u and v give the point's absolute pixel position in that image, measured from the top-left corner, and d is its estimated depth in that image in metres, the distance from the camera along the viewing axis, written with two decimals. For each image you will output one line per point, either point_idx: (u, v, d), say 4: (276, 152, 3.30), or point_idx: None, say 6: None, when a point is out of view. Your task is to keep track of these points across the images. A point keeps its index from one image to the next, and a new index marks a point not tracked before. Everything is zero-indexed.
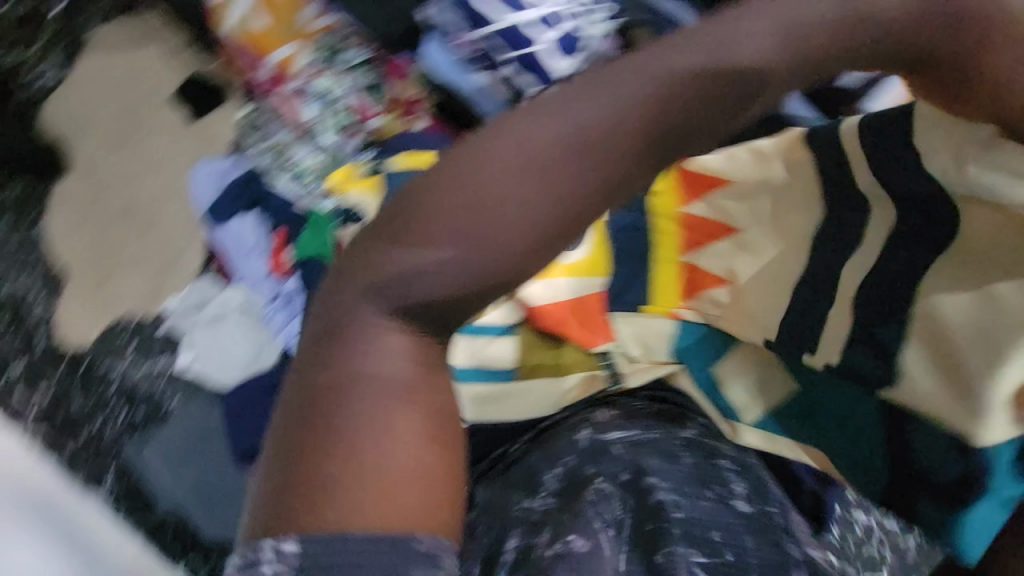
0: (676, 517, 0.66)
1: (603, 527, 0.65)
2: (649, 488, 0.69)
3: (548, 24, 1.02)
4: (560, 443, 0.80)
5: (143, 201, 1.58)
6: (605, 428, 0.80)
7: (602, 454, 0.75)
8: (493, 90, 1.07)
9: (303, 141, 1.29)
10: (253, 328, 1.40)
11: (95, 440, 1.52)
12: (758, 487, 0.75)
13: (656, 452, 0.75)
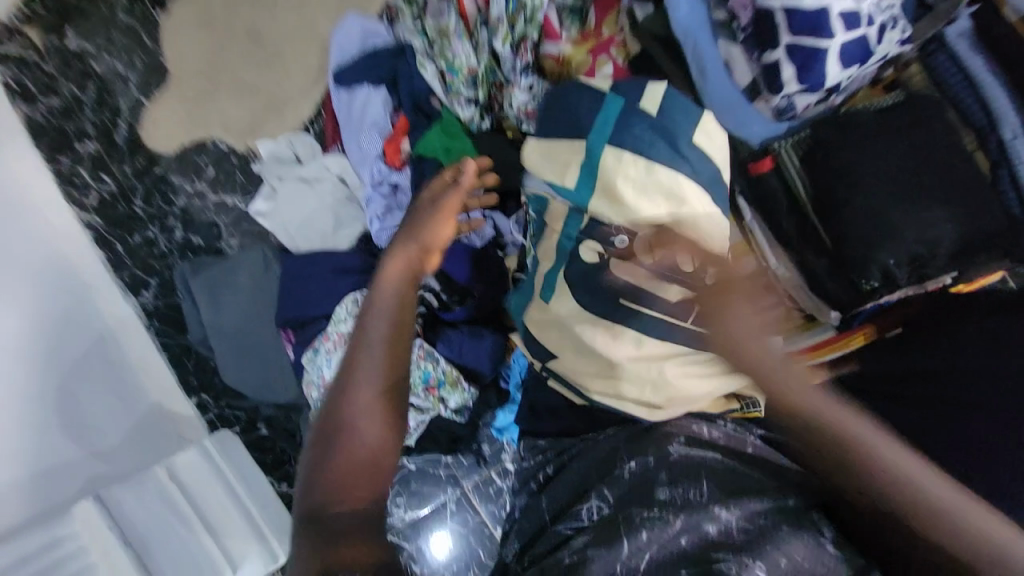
0: (737, 535, 0.76)
1: (642, 539, 0.77)
2: (711, 519, 0.77)
3: (848, 24, 0.93)
4: (651, 449, 0.85)
5: (273, 31, 1.48)
6: (697, 454, 0.84)
7: (687, 476, 0.81)
8: (736, 67, 1.01)
9: (467, 36, 1.19)
10: (343, 204, 1.35)
11: (146, 247, 1.50)
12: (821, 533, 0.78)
13: (726, 482, 0.81)
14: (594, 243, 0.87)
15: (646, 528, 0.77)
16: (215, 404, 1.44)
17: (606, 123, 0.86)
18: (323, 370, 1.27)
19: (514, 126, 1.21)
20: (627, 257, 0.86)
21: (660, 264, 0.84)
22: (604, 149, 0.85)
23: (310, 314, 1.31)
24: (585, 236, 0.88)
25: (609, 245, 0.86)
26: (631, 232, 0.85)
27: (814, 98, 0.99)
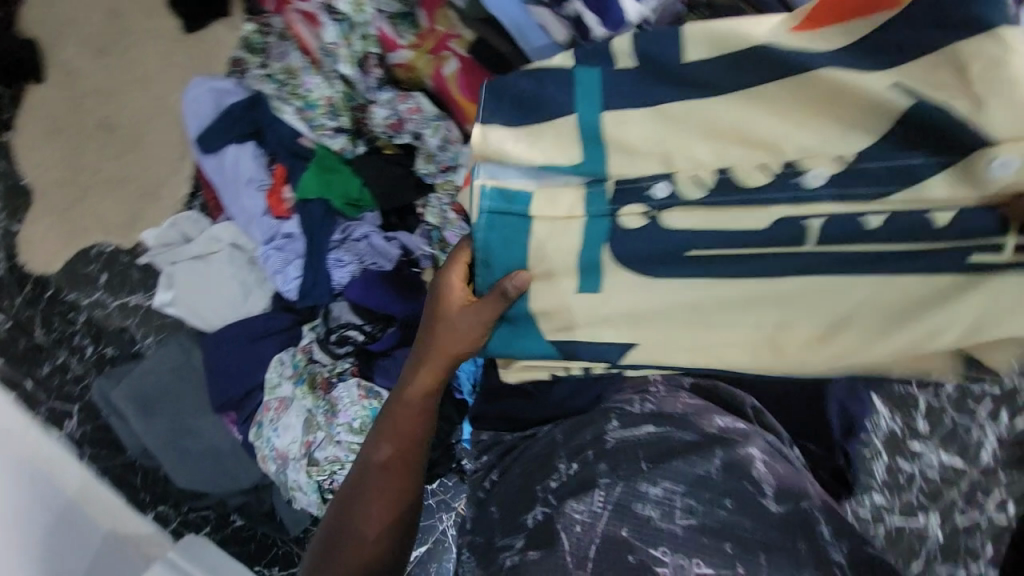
0: (681, 520, 0.61)
1: (584, 526, 0.62)
2: (652, 500, 0.62)
3: None
4: (585, 436, 0.71)
5: (125, 119, 1.42)
6: (634, 429, 0.70)
7: (625, 458, 0.66)
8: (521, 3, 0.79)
9: (315, 69, 1.18)
10: (244, 269, 1.30)
11: (58, 374, 1.42)
12: (789, 473, 0.66)
13: (679, 448, 0.67)
14: (635, 206, 0.66)
15: (581, 516, 0.63)
16: (176, 512, 1.38)
17: (590, 93, 0.69)
18: (274, 441, 1.21)
19: (388, 142, 1.18)
20: (679, 205, 0.65)
21: (715, 195, 0.63)
22: (602, 118, 0.68)
23: (244, 388, 1.26)
24: (617, 205, 0.67)
25: (652, 202, 0.66)
26: (669, 174, 0.65)
27: None
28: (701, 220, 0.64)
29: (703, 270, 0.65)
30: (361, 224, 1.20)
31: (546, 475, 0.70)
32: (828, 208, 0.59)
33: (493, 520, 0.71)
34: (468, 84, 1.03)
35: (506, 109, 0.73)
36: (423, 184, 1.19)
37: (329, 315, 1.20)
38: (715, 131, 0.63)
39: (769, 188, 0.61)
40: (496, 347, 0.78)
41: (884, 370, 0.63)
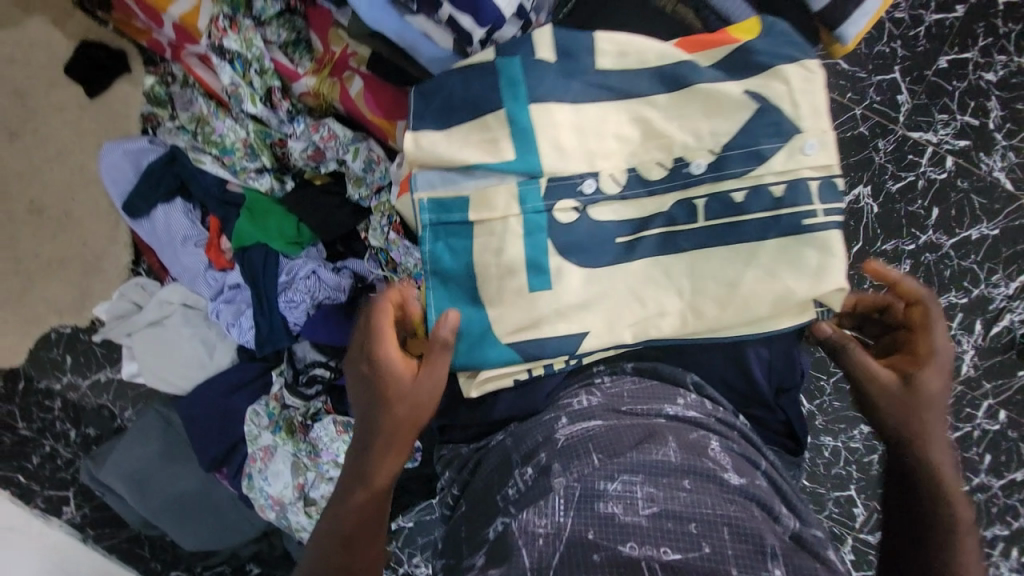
0: (644, 509, 0.56)
1: (549, 533, 0.56)
2: (612, 496, 0.57)
3: None
4: (536, 438, 0.68)
5: (48, 197, 1.38)
6: (584, 423, 0.67)
7: (577, 454, 0.63)
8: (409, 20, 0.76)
9: (223, 113, 1.14)
10: (203, 326, 1.28)
11: (47, 464, 1.40)
12: (743, 451, 0.67)
13: (635, 434, 0.64)
14: (567, 199, 0.68)
15: (543, 526, 0.56)
16: (190, 573, 1.39)
17: (515, 84, 0.68)
18: (266, 489, 1.19)
19: (315, 173, 1.15)
20: (606, 201, 0.69)
21: (633, 189, 0.69)
22: (530, 114, 0.68)
23: (224, 445, 1.24)
24: (552, 200, 0.68)
25: (582, 195, 0.68)
26: (595, 171, 0.68)
27: (516, 30, 0.73)
28: (623, 210, 0.69)
29: (628, 254, 0.69)
30: (305, 261, 1.16)
31: (504, 482, 0.67)
32: (708, 189, 0.68)
33: (455, 543, 0.67)
34: (376, 102, 1.01)
35: (438, 109, 0.70)
36: (360, 209, 1.15)
37: (294, 356, 1.19)
38: (625, 133, 0.69)
39: (662, 182, 0.69)
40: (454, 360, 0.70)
41: (772, 320, 0.69)
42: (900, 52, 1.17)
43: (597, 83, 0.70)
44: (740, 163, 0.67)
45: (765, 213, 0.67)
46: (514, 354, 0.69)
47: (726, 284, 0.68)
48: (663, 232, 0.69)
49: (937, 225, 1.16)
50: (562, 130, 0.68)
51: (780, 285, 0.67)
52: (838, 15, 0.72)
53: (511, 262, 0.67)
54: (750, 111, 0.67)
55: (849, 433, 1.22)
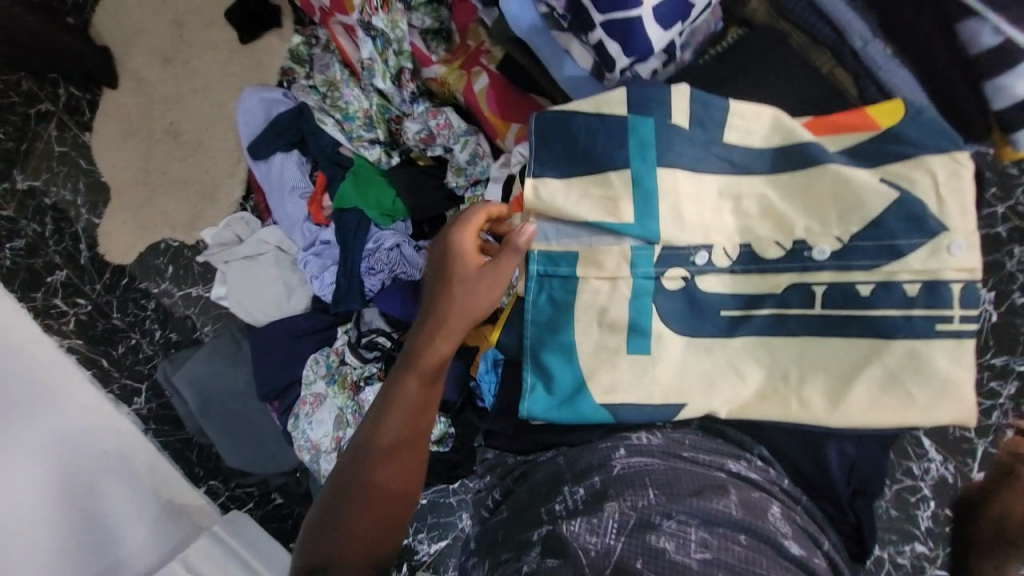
0: (697, 553, 0.55)
1: (599, 552, 0.56)
2: (665, 532, 0.57)
3: None
4: (590, 461, 0.68)
5: (187, 124, 1.54)
6: (641, 456, 0.66)
7: (632, 484, 0.63)
8: (553, 37, 0.79)
9: (354, 81, 1.22)
10: (288, 270, 1.39)
11: (131, 355, 1.57)
12: (806, 528, 0.65)
13: (695, 481, 0.63)
14: (678, 268, 0.67)
15: (593, 542, 0.57)
16: (225, 486, 1.52)
17: (645, 144, 0.68)
18: (308, 433, 1.28)
19: (420, 154, 1.20)
20: (716, 272, 0.67)
21: (746, 264, 0.67)
22: (656, 178, 0.67)
23: (282, 383, 1.34)
24: (663, 268, 0.67)
25: (692, 265, 0.67)
26: (709, 242, 0.67)
27: (659, 63, 0.73)
28: (734, 284, 0.67)
29: (733, 330, 0.67)
30: (393, 233, 1.23)
31: (552, 495, 0.67)
32: (830, 278, 0.64)
33: (497, 542, 0.68)
34: (498, 101, 1.04)
35: (556, 152, 0.71)
36: (454, 196, 1.20)
37: (361, 319, 1.25)
38: (745, 206, 0.67)
39: (783, 262, 0.65)
40: (537, 409, 0.70)
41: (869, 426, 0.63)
42: None
43: (714, 135, 0.68)
44: (869, 257, 0.63)
45: (896, 312, 0.62)
46: (602, 412, 0.68)
47: (837, 384, 0.64)
48: (772, 314, 0.66)
49: None
50: (681, 178, 0.67)
51: (887, 390, 0.62)
52: (1015, 119, 0.67)
53: (612, 322, 0.68)
54: (890, 201, 0.62)
55: (900, 546, 1.13)
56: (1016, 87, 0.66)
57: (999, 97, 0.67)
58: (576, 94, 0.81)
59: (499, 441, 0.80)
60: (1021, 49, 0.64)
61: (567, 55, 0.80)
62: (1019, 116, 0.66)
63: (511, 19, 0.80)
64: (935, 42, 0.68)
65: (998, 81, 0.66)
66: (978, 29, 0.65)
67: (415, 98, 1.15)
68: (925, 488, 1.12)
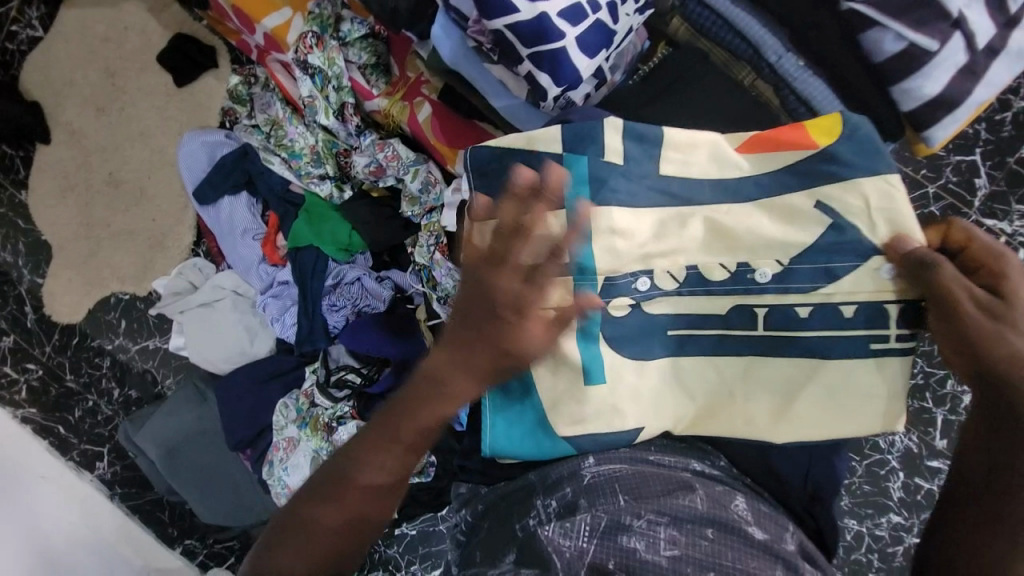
0: (665, 550, 0.59)
1: (573, 554, 0.60)
2: (636, 532, 0.60)
3: (585, 7, 0.68)
4: (562, 471, 0.68)
5: (128, 172, 1.48)
6: (611, 463, 0.67)
7: (603, 494, 0.64)
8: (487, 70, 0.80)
9: (297, 119, 1.21)
10: (249, 313, 1.35)
11: (88, 418, 1.50)
12: (772, 511, 0.66)
13: (664, 483, 0.65)
14: (622, 297, 0.69)
15: (567, 544, 0.61)
16: (203, 543, 1.46)
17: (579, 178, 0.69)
18: (284, 479, 1.24)
19: (373, 186, 1.19)
20: (656, 297, 0.69)
21: (694, 286, 0.69)
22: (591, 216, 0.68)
23: (252, 432, 1.30)
24: (608, 298, 0.69)
25: (636, 293, 0.69)
26: (649, 267, 0.69)
27: (590, 88, 0.74)
28: (680, 306, 0.69)
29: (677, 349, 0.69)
30: (352, 267, 1.22)
31: (526, 511, 0.68)
32: (768, 298, 0.68)
33: (474, 557, 0.69)
34: (442, 129, 1.04)
35: (502, 187, 0.72)
36: (410, 225, 1.19)
37: (328, 357, 1.24)
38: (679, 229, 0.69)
39: (724, 284, 0.68)
40: (499, 444, 0.70)
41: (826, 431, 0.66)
42: (982, 134, 1.11)
43: (650, 158, 0.71)
44: (808, 279, 0.67)
45: (822, 331, 0.67)
46: (566, 444, 0.68)
47: (781, 398, 0.67)
48: (717, 335, 0.68)
49: None
50: (617, 207, 0.69)
51: (828, 394, 0.66)
52: (930, 118, 0.71)
53: (566, 356, 0.67)
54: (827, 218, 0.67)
55: (876, 520, 1.18)
56: (925, 86, 0.69)
57: (907, 99, 0.70)
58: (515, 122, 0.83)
59: (472, 471, 0.78)
60: (927, 51, 0.68)
61: (502, 85, 0.81)
62: (930, 117, 0.71)
63: (443, 55, 0.81)
64: (843, 52, 0.72)
65: (902, 86, 0.70)
66: (881, 35, 0.69)
67: (360, 132, 1.13)
68: (892, 460, 1.17)
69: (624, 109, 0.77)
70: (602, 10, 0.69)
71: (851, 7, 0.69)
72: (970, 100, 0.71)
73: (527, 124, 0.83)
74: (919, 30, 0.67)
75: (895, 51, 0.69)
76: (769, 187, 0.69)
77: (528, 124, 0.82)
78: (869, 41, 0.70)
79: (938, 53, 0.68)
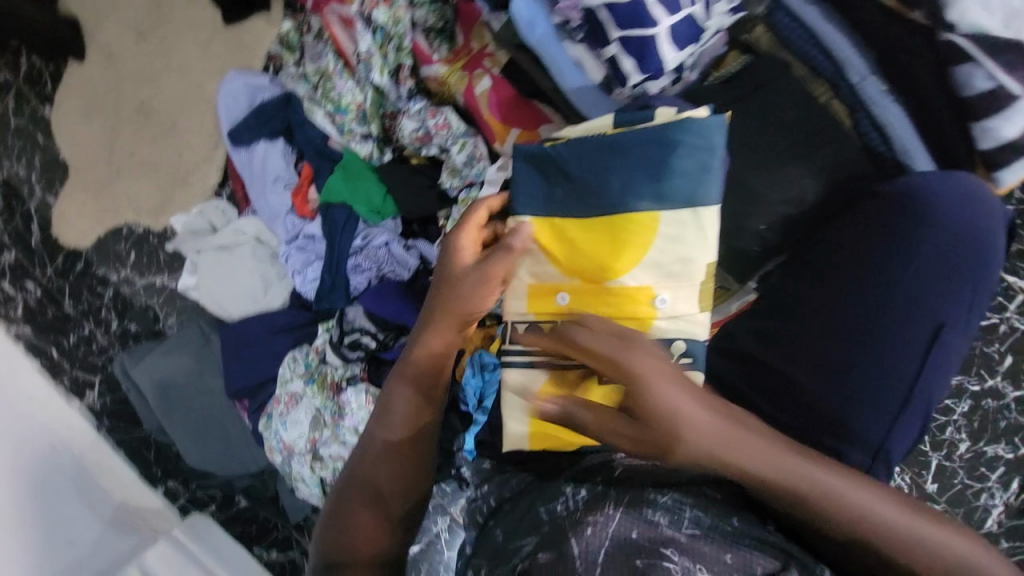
0: (687, 528, 0.59)
1: (599, 522, 0.58)
2: (661, 506, 0.60)
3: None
4: (594, 461, 0.70)
5: (160, 103, 1.45)
6: (642, 460, 0.68)
7: (634, 483, 0.64)
8: (566, 49, 0.80)
9: (348, 73, 1.19)
10: (267, 263, 1.33)
11: (83, 346, 1.46)
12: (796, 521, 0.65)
13: (691, 477, 0.66)
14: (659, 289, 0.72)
15: (593, 516, 0.59)
16: (185, 489, 1.44)
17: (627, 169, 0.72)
18: (282, 433, 1.23)
19: (415, 152, 1.18)
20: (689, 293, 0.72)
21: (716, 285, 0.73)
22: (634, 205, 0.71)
23: (255, 382, 1.28)
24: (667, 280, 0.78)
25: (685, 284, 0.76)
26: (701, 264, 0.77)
27: (667, 82, 0.75)
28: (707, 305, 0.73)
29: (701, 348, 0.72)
30: (381, 231, 1.19)
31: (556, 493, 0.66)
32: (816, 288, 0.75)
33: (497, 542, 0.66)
34: (499, 105, 1.04)
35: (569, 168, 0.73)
36: (446, 197, 1.17)
37: (344, 316, 1.22)
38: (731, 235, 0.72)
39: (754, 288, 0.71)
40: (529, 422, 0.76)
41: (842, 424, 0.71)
42: (1018, 193, 1.14)
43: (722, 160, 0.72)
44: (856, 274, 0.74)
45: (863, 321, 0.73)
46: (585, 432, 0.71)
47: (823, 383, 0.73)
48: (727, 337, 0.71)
49: (1006, 373, 1.16)
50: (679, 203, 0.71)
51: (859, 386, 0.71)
52: (1001, 159, 0.74)
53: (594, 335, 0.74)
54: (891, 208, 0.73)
55: None
56: (1005, 129, 0.72)
57: (986, 138, 0.73)
58: (583, 106, 0.82)
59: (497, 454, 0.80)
60: (1013, 95, 0.71)
61: (577, 66, 0.81)
62: (1005, 159, 0.74)
63: (521, 27, 0.80)
64: (929, 81, 0.76)
65: (985, 123, 0.73)
66: (972, 71, 0.72)
67: (412, 96, 1.12)
68: None
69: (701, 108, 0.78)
70: (697, 6, 0.70)
71: (953, 38, 0.71)
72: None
73: (594, 111, 0.82)
74: (1011, 73, 0.70)
75: (985, 89, 0.71)
76: (820, 196, 0.79)
77: (596, 111, 0.82)
78: (960, 76, 0.73)
79: (1021, 97, 0.70)
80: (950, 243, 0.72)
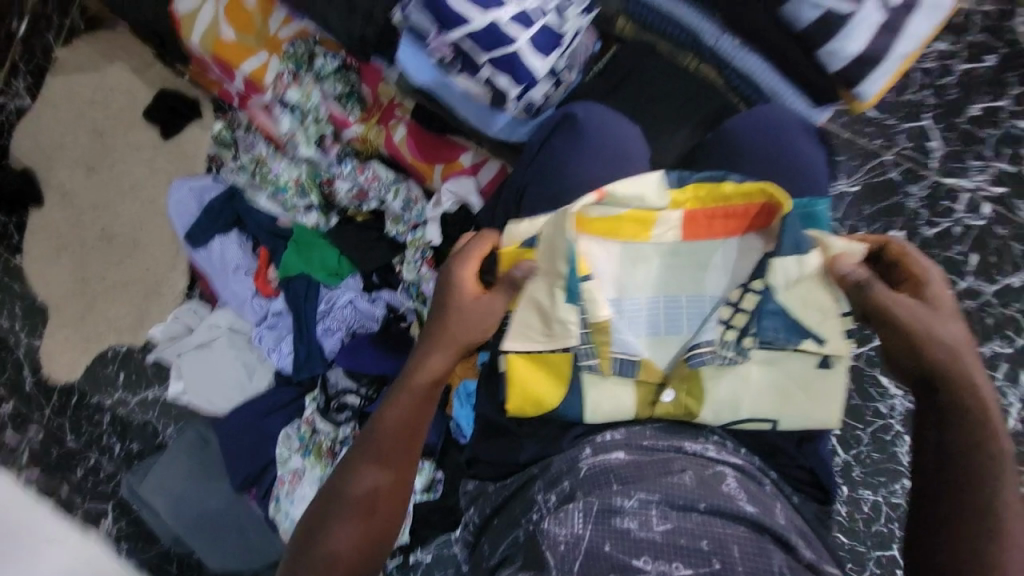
0: (659, 526, 0.61)
1: (568, 542, 0.61)
2: (628, 512, 0.62)
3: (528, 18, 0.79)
4: (559, 465, 0.72)
5: (119, 226, 1.52)
6: (604, 453, 0.70)
7: (598, 483, 0.67)
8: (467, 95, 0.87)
9: (279, 155, 1.26)
10: (245, 349, 1.37)
11: (91, 477, 1.48)
12: (759, 490, 0.68)
13: (656, 468, 0.67)
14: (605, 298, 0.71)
15: (563, 536, 0.61)
16: None
17: None
18: (292, 513, 1.21)
19: (358, 210, 1.23)
20: None
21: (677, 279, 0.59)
22: None
23: (258, 466, 1.29)
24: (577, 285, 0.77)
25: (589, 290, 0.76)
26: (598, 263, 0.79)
27: (549, 86, 0.85)
28: None
29: None
30: (344, 291, 1.22)
31: (529, 505, 0.71)
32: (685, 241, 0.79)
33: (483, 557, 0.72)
34: (417, 147, 1.13)
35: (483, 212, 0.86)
36: (397, 243, 1.22)
37: (327, 382, 1.25)
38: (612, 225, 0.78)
39: None
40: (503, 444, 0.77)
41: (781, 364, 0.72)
42: (928, 100, 1.17)
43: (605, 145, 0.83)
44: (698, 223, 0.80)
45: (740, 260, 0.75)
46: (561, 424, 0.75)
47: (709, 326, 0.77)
48: None
49: (976, 271, 1.15)
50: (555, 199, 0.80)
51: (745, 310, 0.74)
52: (859, 75, 0.83)
53: None
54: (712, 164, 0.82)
55: (890, 487, 1.16)
56: (850, 45, 0.82)
57: (834, 59, 0.82)
58: (509, 134, 0.90)
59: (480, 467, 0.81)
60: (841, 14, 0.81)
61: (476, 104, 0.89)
62: (862, 72, 0.83)
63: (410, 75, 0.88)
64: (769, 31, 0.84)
65: (827, 47, 0.82)
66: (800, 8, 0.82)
67: (342, 158, 1.18)
68: (895, 424, 1.16)
69: (579, 103, 0.86)
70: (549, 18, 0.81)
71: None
72: (895, 54, 0.83)
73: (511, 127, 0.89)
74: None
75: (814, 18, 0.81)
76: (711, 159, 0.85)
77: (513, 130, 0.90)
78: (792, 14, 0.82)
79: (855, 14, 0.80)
80: (768, 160, 0.82)
